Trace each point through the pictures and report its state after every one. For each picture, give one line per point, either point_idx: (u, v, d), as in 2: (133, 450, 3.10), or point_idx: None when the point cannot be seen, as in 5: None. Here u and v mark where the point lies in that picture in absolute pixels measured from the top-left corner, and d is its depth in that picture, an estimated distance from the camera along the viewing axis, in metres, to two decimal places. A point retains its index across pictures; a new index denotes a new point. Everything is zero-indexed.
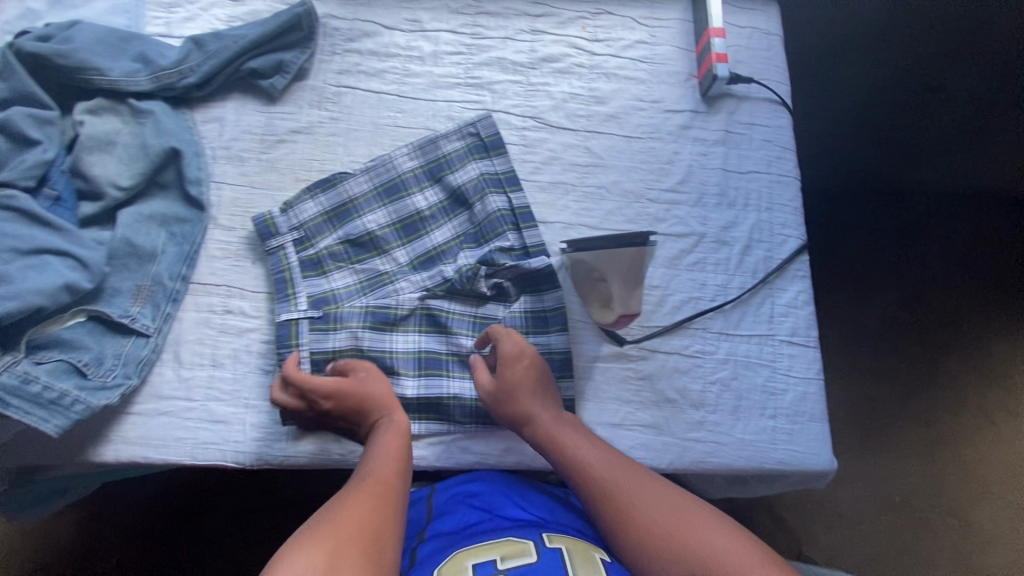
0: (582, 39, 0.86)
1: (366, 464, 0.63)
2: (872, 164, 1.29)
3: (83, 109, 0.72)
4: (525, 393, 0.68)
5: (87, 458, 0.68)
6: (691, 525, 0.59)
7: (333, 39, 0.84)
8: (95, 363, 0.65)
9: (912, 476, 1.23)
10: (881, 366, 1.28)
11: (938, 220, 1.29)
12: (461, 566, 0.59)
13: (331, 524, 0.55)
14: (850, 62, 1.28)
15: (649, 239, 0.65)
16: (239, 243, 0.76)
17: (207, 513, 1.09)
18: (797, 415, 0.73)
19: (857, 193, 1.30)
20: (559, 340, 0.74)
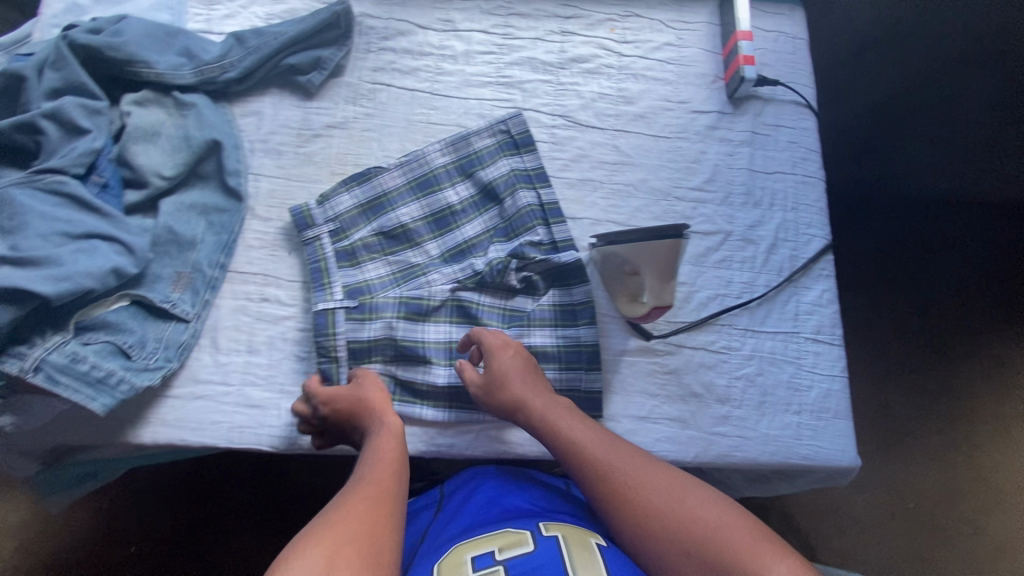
0: (610, 41, 0.88)
1: (359, 468, 0.62)
2: (891, 171, 1.30)
3: (130, 100, 0.74)
4: (515, 381, 0.69)
5: (125, 440, 0.69)
6: (684, 502, 0.60)
7: (369, 37, 0.86)
8: (139, 346, 0.67)
9: (925, 483, 1.23)
10: (897, 373, 1.28)
11: (958, 227, 1.29)
12: (461, 559, 0.61)
13: (330, 526, 0.53)
14: (866, 72, 1.31)
15: (684, 231, 0.64)
16: (276, 233, 0.78)
17: (228, 504, 1.10)
18: (822, 411, 0.74)
19: (877, 199, 1.31)
20: (587, 333, 0.75)
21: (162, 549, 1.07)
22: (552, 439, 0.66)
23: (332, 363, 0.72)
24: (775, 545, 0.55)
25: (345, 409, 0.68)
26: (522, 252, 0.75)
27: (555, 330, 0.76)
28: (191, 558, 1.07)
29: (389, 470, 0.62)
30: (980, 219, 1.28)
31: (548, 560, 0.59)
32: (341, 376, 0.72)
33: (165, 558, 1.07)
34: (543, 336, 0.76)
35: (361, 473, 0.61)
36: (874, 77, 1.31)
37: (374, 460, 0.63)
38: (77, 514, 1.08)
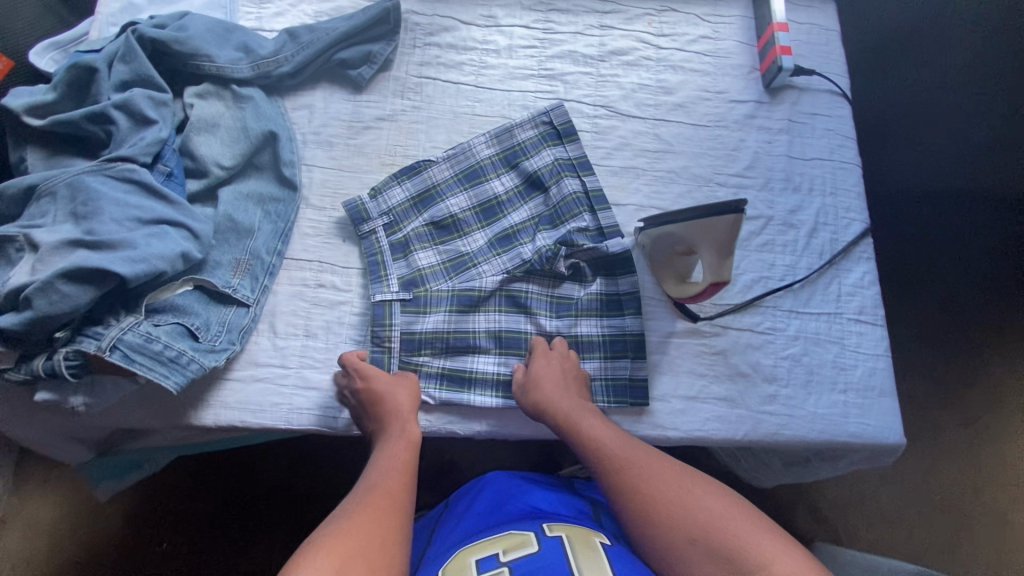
0: (648, 34, 0.90)
1: (373, 474, 0.63)
2: (915, 164, 1.33)
3: (192, 93, 0.78)
4: (546, 382, 0.70)
5: (188, 421, 0.71)
6: (692, 492, 0.61)
7: (414, 33, 0.89)
8: (204, 328, 0.69)
9: (953, 475, 1.24)
10: (925, 366, 1.29)
11: (975, 220, 1.32)
12: (465, 563, 0.60)
13: (340, 528, 0.55)
14: (891, 67, 1.35)
15: (740, 205, 0.63)
16: (330, 222, 0.80)
17: (265, 498, 1.11)
18: (867, 390, 0.75)
19: (897, 192, 1.33)
20: (633, 323, 0.76)
21: (200, 542, 1.08)
22: (574, 435, 0.68)
23: (384, 352, 0.74)
24: (776, 533, 0.56)
25: (371, 407, 0.69)
26: (574, 240, 0.77)
27: (601, 320, 0.78)
28: (229, 553, 1.08)
29: (400, 476, 0.63)
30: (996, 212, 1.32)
31: (552, 557, 0.58)
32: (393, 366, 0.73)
33: (204, 552, 1.08)
34: (589, 327, 0.77)
35: (371, 478, 0.62)
36: (898, 74, 1.35)
37: (387, 466, 0.64)
38: (118, 507, 1.09)
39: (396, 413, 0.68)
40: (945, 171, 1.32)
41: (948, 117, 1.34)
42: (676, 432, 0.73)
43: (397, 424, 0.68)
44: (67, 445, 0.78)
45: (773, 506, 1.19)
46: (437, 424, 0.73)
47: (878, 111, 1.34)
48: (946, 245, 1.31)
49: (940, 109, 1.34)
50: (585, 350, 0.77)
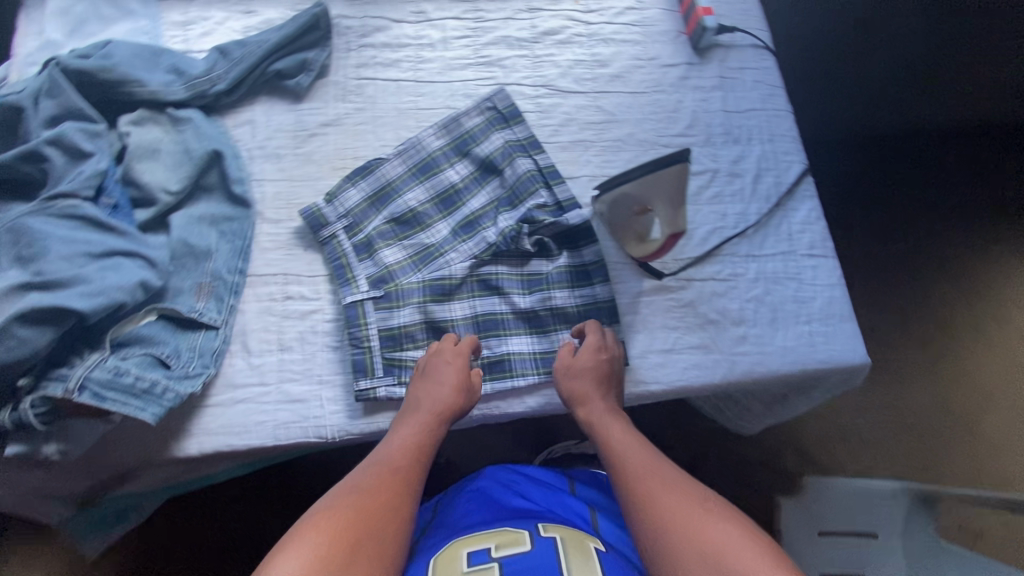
0: (576, 12, 0.93)
1: (387, 453, 0.65)
2: (845, 112, 1.41)
3: (127, 121, 0.76)
4: (582, 378, 0.72)
5: (171, 454, 0.69)
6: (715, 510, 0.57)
7: (347, 37, 0.89)
8: (176, 355, 0.68)
9: (921, 396, 1.31)
10: (880, 298, 1.36)
11: (905, 158, 1.41)
12: (456, 553, 0.63)
13: (338, 507, 0.57)
14: (808, 19, 1.43)
15: (688, 155, 0.73)
16: (289, 234, 0.79)
17: (266, 529, 1.08)
18: (829, 317, 0.79)
19: (831, 141, 1.41)
20: (602, 290, 0.79)
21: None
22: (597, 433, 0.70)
23: (365, 352, 0.73)
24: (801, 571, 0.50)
25: (421, 386, 0.70)
26: (533, 216, 0.79)
27: (573, 291, 0.79)
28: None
29: (411, 462, 0.64)
30: (921, 148, 1.41)
31: (546, 557, 0.61)
32: (376, 365, 0.72)
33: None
34: (562, 299, 0.79)
35: (382, 455, 0.64)
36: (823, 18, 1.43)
37: (400, 444, 0.66)
38: (112, 563, 1.05)
39: (431, 410, 0.68)
40: (875, 111, 1.41)
41: (873, 52, 1.42)
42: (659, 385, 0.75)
43: (431, 418, 0.68)
44: (46, 503, 0.74)
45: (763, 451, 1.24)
46: None
47: (804, 65, 1.43)
48: (881, 184, 1.40)
49: (865, 47, 1.43)
50: (562, 321, 0.78)
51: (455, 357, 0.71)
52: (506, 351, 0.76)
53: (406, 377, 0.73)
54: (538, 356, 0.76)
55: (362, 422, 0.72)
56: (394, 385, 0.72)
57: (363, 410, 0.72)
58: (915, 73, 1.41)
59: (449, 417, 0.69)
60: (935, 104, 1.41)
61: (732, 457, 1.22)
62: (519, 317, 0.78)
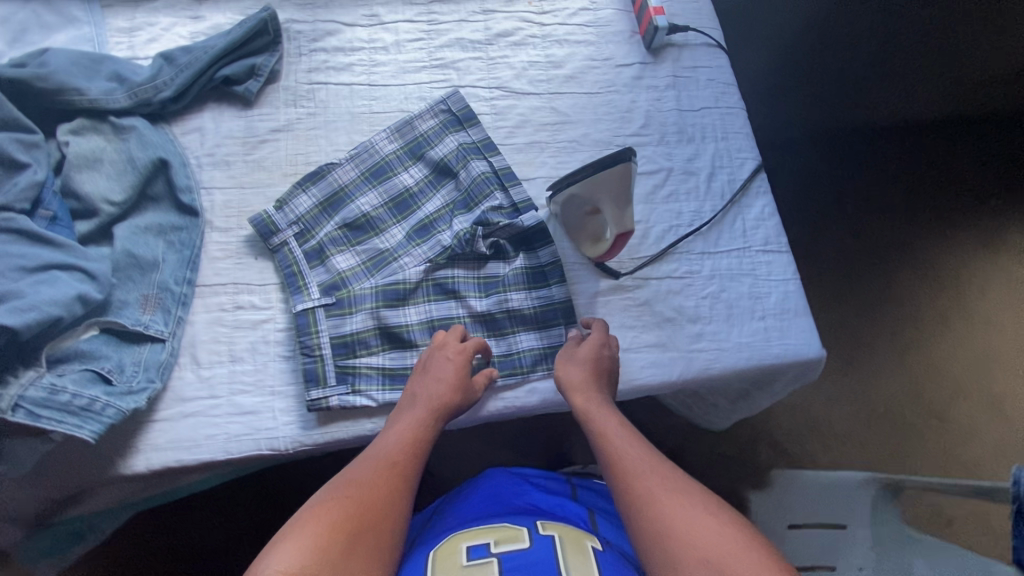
0: (530, 13, 0.93)
1: (387, 446, 0.64)
2: (809, 109, 1.44)
3: (66, 131, 0.74)
4: (576, 374, 0.71)
5: (118, 472, 0.68)
6: (715, 516, 0.56)
7: (299, 41, 0.88)
8: (118, 370, 0.66)
9: (889, 386, 1.33)
10: (842, 293, 1.38)
11: (872, 152, 1.44)
12: (455, 548, 0.62)
13: (337, 500, 0.57)
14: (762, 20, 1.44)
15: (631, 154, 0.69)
16: (239, 242, 0.78)
17: (241, 544, 1.06)
18: (784, 312, 0.80)
19: (797, 138, 1.43)
20: (559, 292, 0.78)
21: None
22: (591, 425, 0.68)
23: (317, 361, 0.71)
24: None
25: (423, 382, 0.69)
26: (488, 217, 0.78)
27: (530, 292, 0.78)
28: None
29: (409, 458, 0.63)
30: (877, 143, 1.44)
31: (543, 555, 0.60)
32: (328, 375, 0.71)
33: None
34: (519, 300, 0.78)
35: (381, 449, 0.64)
36: (785, 14, 1.44)
37: (398, 437, 0.65)
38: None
39: (431, 406, 0.68)
40: (839, 107, 1.44)
41: (833, 45, 1.44)
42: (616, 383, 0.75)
43: (432, 416, 0.67)
44: None
45: (736, 447, 1.24)
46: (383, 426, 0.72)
47: (764, 63, 1.44)
48: (847, 178, 1.43)
49: (829, 40, 1.43)
50: (519, 322, 0.77)
51: (458, 354, 0.71)
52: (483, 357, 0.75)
53: (360, 384, 0.72)
54: (495, 359, 0.75)
55: (315, 432, 0.71)
56: (347, 394, 0.71)
57: (315, 420, 0.71)
58: (869, 70, 1.43)
59: (448, 413, 0.68)
60: (897, 97, 1.43)
61: (705, 453, 1.23)
62: (476, 320, 0.77)
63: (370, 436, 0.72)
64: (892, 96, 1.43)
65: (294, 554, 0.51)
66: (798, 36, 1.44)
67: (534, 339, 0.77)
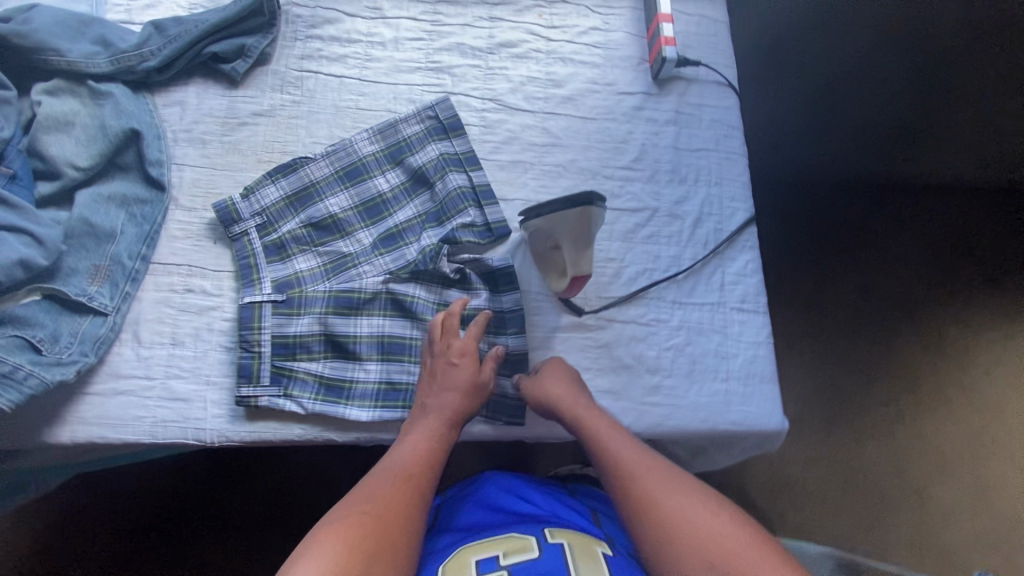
0: (538, 26, 0.89)
1: (401, 458, 0.63)
2: (837, 156, 1.36)
3: (40, 90, 0.73)
4: (559, 374, 0.70)
5: (41, 441, 0.67)
6: (715, 515, 0.58)
7: (296, 26, 0.85)
8: (51, 340, 0.65)
9: (873, 454, 1.27)
10: (837, 355, 1.31)
11: (895, 210, 1.36)
12: (465, 562, 0.59)
13: (354, 516, 0.56)
14: (794, 58, 1.38)
15: (593, 199, 0.64)
16: (201, 224, 0.76)
17: (194, 530, 0.99)
18: (749, 377, 0.76)
19: (819, 185, 1.35)
20: (515, 342, 0.75)
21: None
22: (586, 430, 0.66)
23: (254, 358, 0.70)
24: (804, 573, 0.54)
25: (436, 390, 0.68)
26: (456, 235, 0.76)
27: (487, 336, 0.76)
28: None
29: (425, 469, 0.62)
30: (903, 201, 1.36)
31: (556, 566, 0.57)
32: (263, 374, 0.69)
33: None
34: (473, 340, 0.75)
35: (396, 461, 0.63)
36: (818, 55, 1.38)
37: (414, 449, 0.64)
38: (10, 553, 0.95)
39: (444, 415, 0.67)
40: (868, 158, 1.36)
41: (867, 95, 1.37)
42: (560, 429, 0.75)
43: (448, 426, 0.66)
44: None
45: None
46: (312, 433, 0.70)
47: (791, 102, 1.37)
48: (864, 233, 1.35)
49: (862, 89, 1.37)
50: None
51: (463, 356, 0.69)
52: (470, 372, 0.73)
53: (294, 390, 0.70)
54: None
55: (242, 428, 0.69)
56: (278, 397, 0.69)
57: (244, 415, 0.70)
58: (903, 125, 1.36)
59: (461, 422, 0.68)
60: (928, 157, 1.35)
61: None
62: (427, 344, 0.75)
63: (296, 441, 0.71)
64: (922, 156, 1.35)
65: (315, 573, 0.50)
66: (832, 79, 1.38)
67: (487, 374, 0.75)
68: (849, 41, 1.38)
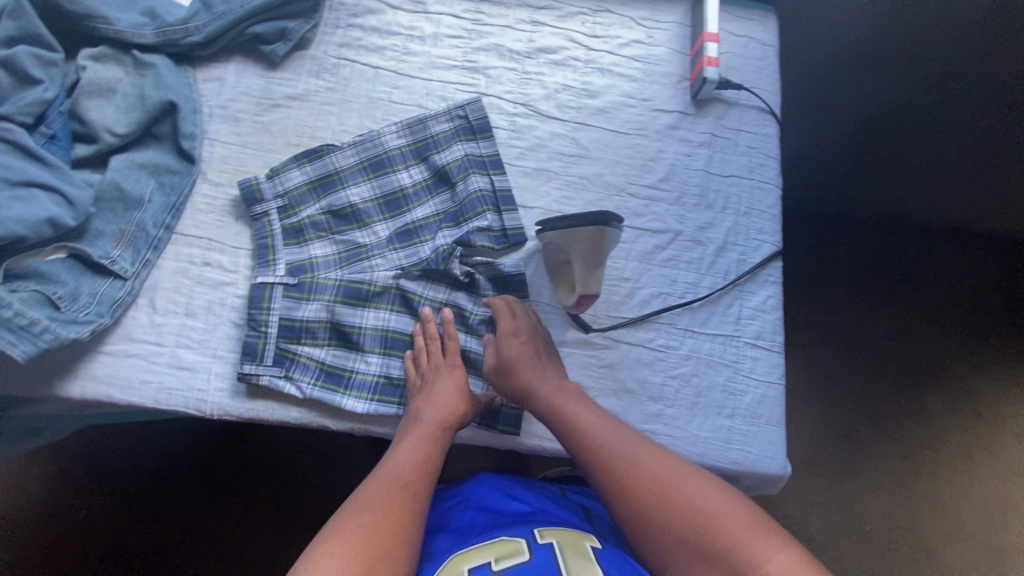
0: (580, 34, 0.88)
1: (394, 466, 0.63)
2: (885, 193, 1.28)
3: (87, 55, 0.76)
4: (527, 366, 0.69)
5: (53, 393, 0.69)
6: (683, 489, 0.60)
7: (339, 13, 0.86)
8: (70, 298, 0.67)
9: (883, 505, 1.22)
10: (859, 399, 1.26)
11: (937, 256, 1.28)
12: (458, 569, 0.58)
13: (351, 528, 0.56)
14: (859, 78, 1.28)
15: (609, 219, 0.64)
16: (225, 201, 0.78)
17: (192, 497, 1.01)
18: (754, 417, 0.73)
19: (862, 220, 1.29)
20: None
21: (117, 541, 0.98)
22: (557, 415, 0.67)
23: (260, 337, 0.71)
24: (776, 533, 0.56)
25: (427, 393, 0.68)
26: (468, 237, 0.75)
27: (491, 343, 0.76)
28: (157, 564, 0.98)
29: (421, 475, 0.63)
30: (948, 246, 1.28)
31: (548, 568, 0.56)
32: (266, 354, 0.70)
33: (122, 554, 0.98)
34: (477, 346, 0.75)
35: (391, 470, 0.62)
36: (884, 83, 1.27)
37: (409, 455, 0.64)
38: (18, 494, 0.98)
39: (436, 420, 0.67)
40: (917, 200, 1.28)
41: (933, 129, 1.26)
42: (556, 445, 0.73)
43: (442, 431, 0.66)
44: None
45: None
46: (308, 418, 0.71)
47: (845, 128, 1.29)
48: (901, 278, 1.28)
49: (925, 123, 1.26)
50: (472, 366, 0.75)
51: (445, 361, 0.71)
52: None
53: (294, 372, 0.71)
54: None
55: (240, 404, 0.70)
56: (278, 378, 0.70)
57: (244, 391, 0.71)
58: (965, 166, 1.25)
59: (455, 426, 0.68)
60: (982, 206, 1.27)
61: None
62: None
63: (291, 423, 0.71)
64: (977, 203, 1.26)
65: None
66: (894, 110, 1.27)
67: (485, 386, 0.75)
68: (927, 67, 1.25)
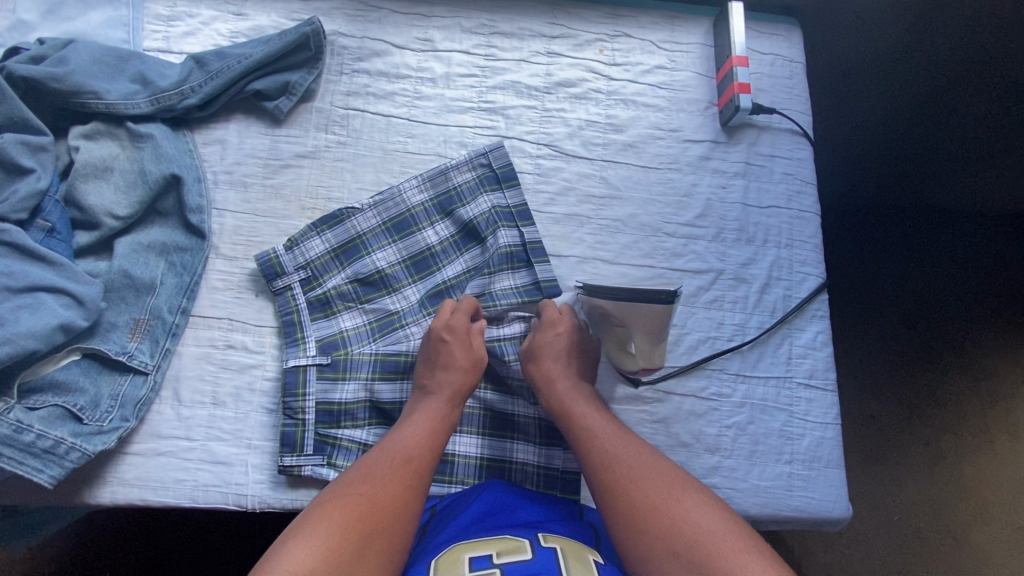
0: (599, 63, 0.83)
1: (399, 436, 0.61)
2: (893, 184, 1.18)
3: (78, 134, 0.70)
4: (550, 359, 0.68)
5: (81, 502, 0.64)
6: (679, 503, 0.56)
7: (342, 57, 0.81)
8: (91, 407, 0.63)
9: (910, 491, 1.11)
10: (876, 389, 1.16)
11: (956, 237, 1.18)
12: (456, 558, 0.53)
13: (350, 496, 0.54)
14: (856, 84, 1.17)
15: (674, 297, 0.64)
16: (242, 275, 0.73)
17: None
18: (814, 461, 0.71)
19: (875, 209, 1.19)
20: None
21: None
22: (567, 419, 0.65)
23: (298, 426, 0.67)
24: (774, 563, 0.50)
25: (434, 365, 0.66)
26: (490, 295, 0.72)
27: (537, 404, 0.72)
28: None
29: (426, 453, 0.60)
30: (961, 228, 1.18)
31: (549, 567, 0.51)
32: (306, 443, 0.66)
33: None
34: (526, 407, 0.72)
35: (396, 441, 0.60)
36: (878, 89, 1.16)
37: (416, 429, 0.62)
38: None
39: (444, 394, 0.65)
40: (935, 184, 1.17)
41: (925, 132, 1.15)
42: None
43: (448, 404, 0.64)
44: None
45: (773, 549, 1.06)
46: None
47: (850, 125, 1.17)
48: (914, 265, 1.19)
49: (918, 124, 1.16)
50: (521, 432, 0.71)
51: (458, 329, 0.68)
52: (511, 456, 0.70)
53: (337, 458, 0.67)
54: (484, 463, 0.69)
55: (284, 496, 0.66)
56: (321, 467, 0.66)
57: (287, 482, 0.66)
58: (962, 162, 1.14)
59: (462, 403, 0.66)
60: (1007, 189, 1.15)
61: None
62: (485, 414, 0.71)
63: None
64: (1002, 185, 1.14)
65: (305, 555, 0.48)
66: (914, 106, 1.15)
67: (530, 451, 0.70)
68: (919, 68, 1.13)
